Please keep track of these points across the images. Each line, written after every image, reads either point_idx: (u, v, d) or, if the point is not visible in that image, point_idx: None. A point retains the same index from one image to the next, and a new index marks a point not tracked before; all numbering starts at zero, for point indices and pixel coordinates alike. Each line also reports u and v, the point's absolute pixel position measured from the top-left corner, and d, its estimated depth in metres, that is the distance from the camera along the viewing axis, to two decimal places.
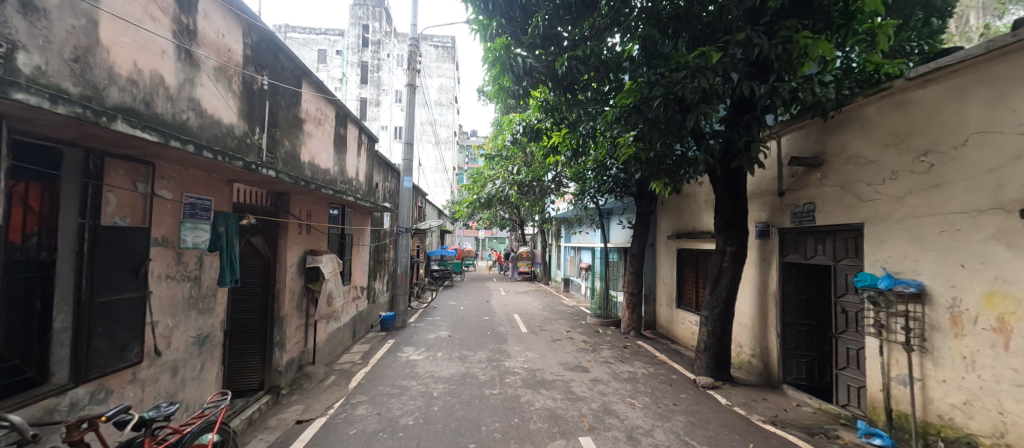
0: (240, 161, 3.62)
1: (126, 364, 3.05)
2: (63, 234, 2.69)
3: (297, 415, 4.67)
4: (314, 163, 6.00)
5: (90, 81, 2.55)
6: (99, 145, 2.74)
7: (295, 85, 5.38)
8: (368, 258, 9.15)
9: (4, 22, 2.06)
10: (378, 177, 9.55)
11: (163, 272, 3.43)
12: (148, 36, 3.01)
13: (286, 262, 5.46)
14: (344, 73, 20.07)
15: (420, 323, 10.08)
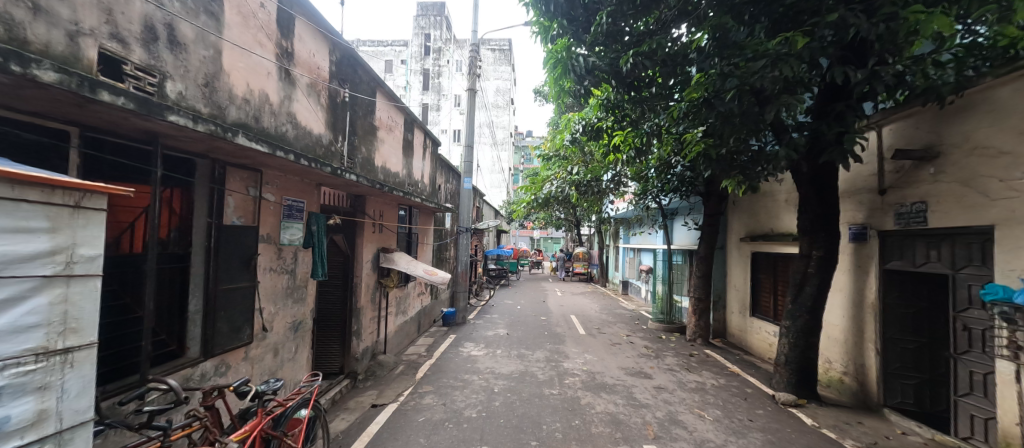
0: (329, 166, 4.05)
1: (240, 343, 3.56)
2: (196, 232, 3.21)
3: (372, 399, 5.10)
4: (386, 168, 6.48)
5: (215, 101, 3.02)
6: (221, 156, 3.22)
7: (371, 96, 5.85)
8: (431, 256, 9.64)
9: (156, 56, 2.53)
10: (440, 178, 10.02)
11: (268, 265, 3.95)
12: (257, 60, 3.48)
13: (362, 258, 5.95)
14: (408, 81, 21.28)
15: (480, 320, 10.39)
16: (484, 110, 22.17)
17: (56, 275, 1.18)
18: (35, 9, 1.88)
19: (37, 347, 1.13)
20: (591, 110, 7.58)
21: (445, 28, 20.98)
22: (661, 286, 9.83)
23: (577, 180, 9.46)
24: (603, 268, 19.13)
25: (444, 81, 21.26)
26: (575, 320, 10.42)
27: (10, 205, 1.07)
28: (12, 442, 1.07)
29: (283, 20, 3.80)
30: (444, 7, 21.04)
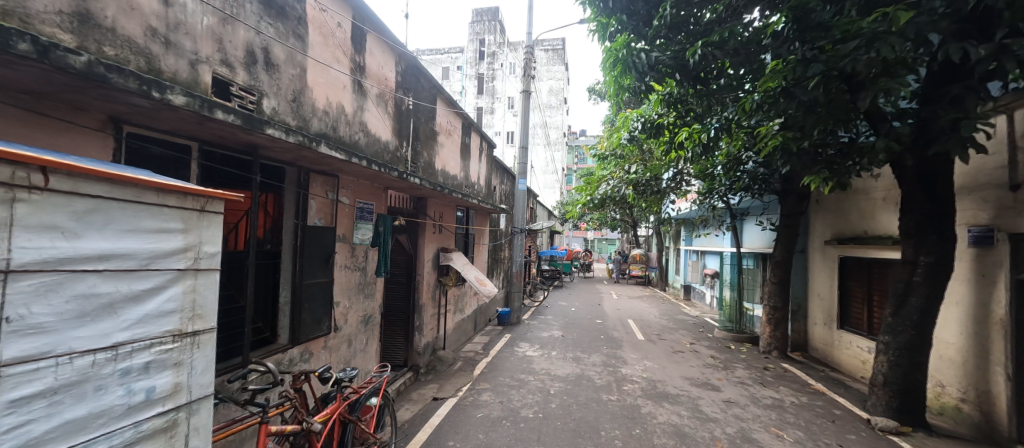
0: (396, 171, 4.32)
1: (320, 333, 3.91)
2: (286, 231, 3.58)
3: (433, 392, 5.33)
4: (446, 171, 6.74)
5: (301, 115, 3.35)
6: (306, 163, 3.56)
7: (431, 102, 6.12)
8: (486, 256, 9.84)
9: (255, 77, 2.86)
10: (495, 180, 10.19)
11: (343, 263, 4.29)
12: (335, 75, 3.80)
13: (423, 257, 6.24)
14: (463, 86, 21.89)
15: (534, 321, 10.40)
16: (538, 110, 22.17)
17: (188, 269, 1.38)
18: (166, 44, 2.23)
19: (172, 330, 1.33)
20: (651, 107, 7.22)
21: (499, 31, 21.30)
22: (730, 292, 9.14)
23: (636, 180, 8.83)
24: (662, 271, 18.23)
25: (498, 84, 21.58)
26: (633, 324, 10.05)
27: (156, 209, 1.28)
28: (156, 409, 1.28)
29: (356, 36, 4.11)
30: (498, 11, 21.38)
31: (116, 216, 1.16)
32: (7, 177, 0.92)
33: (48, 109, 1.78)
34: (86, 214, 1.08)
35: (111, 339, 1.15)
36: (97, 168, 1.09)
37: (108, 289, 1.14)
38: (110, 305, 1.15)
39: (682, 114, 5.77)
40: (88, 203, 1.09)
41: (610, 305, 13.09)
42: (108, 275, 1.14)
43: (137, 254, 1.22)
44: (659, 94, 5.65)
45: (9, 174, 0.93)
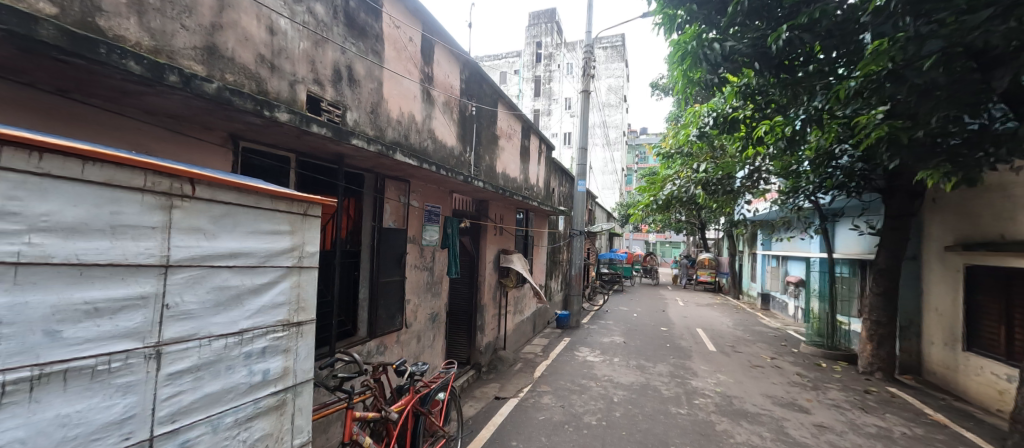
0: (461, 175, 4.48)
1: (393, 328, 4.17)
2: (364, 233, 3.87)
3: (495, 392, 5.42)
4: (506, 174, 6.84)
5: (378, 125, 3.61)
6: (381, 170, 3.82)
7: (493, 106, 6.26)
8: (545, 258, 9.81)
9: (341, 93, 3.14)
10: (554, 182, 10.14)
11: (413, 263, 4.55)
12: (407, 86, 4.04)
13: (485, 259, 6.37)
14: (520, 89, 22.07)
15: (594, 325, 10.13)
16: (598, 110, 21.65)
17: (294, 266, 1.56)
18: (272, 68, 2.54)
19: (282, 320, 1.50)
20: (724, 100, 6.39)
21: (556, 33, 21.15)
22: (818, 303, 8.16)
23: (705, 178, 7.11)
24: (734, 277, 16.68)
25: (554, 85, 21.41)
26: (703, 334, 9.37)
27: (270, 214, 1.46)
28: (271, 388, 1.45)
29: (425, 48, 4.34)
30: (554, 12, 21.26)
31: (243, 220, 1.34)
32: (166, 188, 1.11)
33: (186, 129, 2.10)
34: (221, 217, 1.27)
35: (238, 325, 1.33)
36: (229, 178, 1.28)
37: (235, 283, 1.32)
38: (237, 296, 1.33)
39: (760, 107, 5.16)
40: (222, 209, 1.28)
41: (676, 312, 12.33)
42: (236, 270, 1.32)
43: (257, 253, 1.40)
44: (733, 86, 5.21)
45: (167, 184, 1.12)
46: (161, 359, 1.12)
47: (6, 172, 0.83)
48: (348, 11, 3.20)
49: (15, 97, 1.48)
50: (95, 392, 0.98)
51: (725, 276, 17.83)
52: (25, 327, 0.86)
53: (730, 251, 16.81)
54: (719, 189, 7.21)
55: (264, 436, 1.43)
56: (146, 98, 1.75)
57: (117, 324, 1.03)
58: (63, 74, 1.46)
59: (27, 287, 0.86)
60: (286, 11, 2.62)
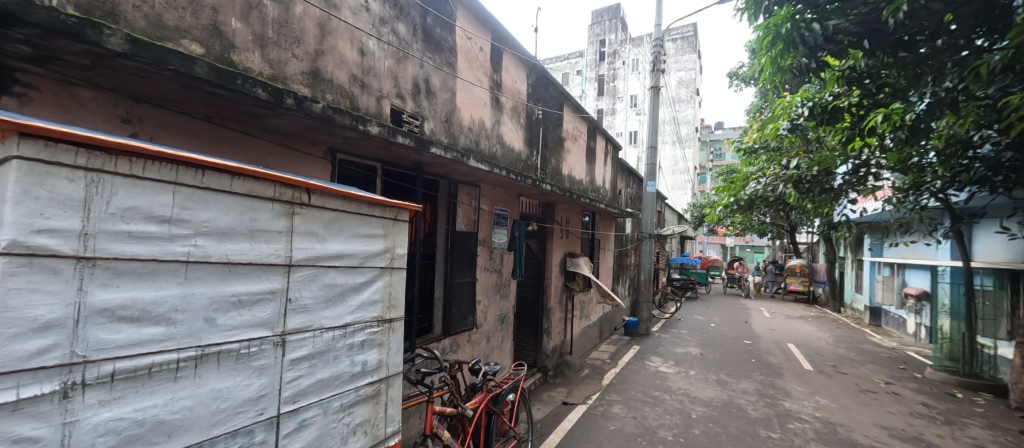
0: (529, 179, 4.50)
1: (465, 327, 4.31)
2: (439, 235, 4.07)
3: (563, 397, 5.36)
4: (572, 176, 6.75)
5: (452, 133, 3.78)
6: (454, 175, 3.99)
7: (559, 109, 6.23)
8: (611, 262, 9.49)
9: (419, 105, 3.35)
10: (621, 183, 9.79)
11: (483, 265, 4.68)
12: (478, 94, 4.17)
13: (550, 261, 6.34)
14: (583, 90, 21.69)
15: (666, 334, 9.53)
16: (669, 106, 20.46)
17: (386, 266, 1.69)
18: (363, 86, 2.79)
19: (377, 316, 1.64)
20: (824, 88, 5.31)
21: (621, 29, 20.45)
22: (953, 322, 6.88)
23: (797, 176, 5.77)
24: (833, 287, 14.59)
25: (619, 83, 20.66)
26: (795, 350, 8.34)
27: (368, 219, 1.59)
28: (368, 378, 1.59)
29: (494, 56, 4.46)
30: (619, 8, 20.61)
31: (346, 225, 1.49)
32: (289, 197, 1.27)
33: (297, 145, 2.39)
34: (330, 222, 1.43)
35: (343, 319, 1.48)
36: (337, 187, 1.43)
37: (340, 281, 1.47)
38: (342, 293, 1.48)
39: (869, 92, 4.48)
40: (331, 214, 1.43)
41: (760, 324, 11.15)
42: (341, 269, 1.48)
43: (358, 254, 1.55)
44: (833, 71, 4.43)
45: (289, 194, 1.28)
46: (286, 346, 1.28)
47: (181, 187, 1.01)
48: (426, 28, 3.40)
49: (177, 124, 1.80)
50: (239, 372, 1.15)
51: (822, 285, 15.68)
52: (193, 314, 1.04)
53: (827, 256, 14.82)
54: (815, 188, 5.79)
55: (362, 422, 1.56)
56: (268, 120, 2.02)
57: (255, 314, 1.20)
58: (208, 103, 1.75)
59: (194, 281, 1.04)
60: (373, 33, 2.87)
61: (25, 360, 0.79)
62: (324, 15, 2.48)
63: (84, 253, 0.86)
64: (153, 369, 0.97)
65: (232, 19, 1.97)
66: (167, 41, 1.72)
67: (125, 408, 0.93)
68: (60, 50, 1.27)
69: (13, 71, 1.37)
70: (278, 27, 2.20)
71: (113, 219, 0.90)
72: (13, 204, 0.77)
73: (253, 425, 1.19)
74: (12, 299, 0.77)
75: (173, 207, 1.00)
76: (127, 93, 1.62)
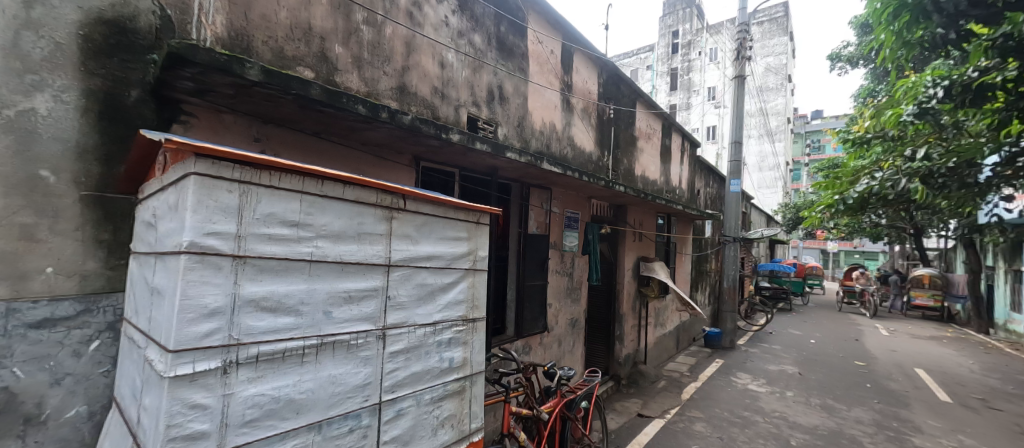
0: (602, 180, 4.37)
1: (537, 330, 4.31)
2: (511, 238, 4.12)
3: (638, 408, 5.11)
4: (645, 176, 6.43)
5: (523, 137, 3.82)
6: (526, 179, 4.02)
7: (631, 107, 5.98)
8: (690, 267, 8.85)
9: (493, 111, 3.46)
10: (700, 183, 9.09)
11: (555, 268, 4.65)
12: (549, 97, 4.18)
13: (625, 266, 6.08)
14: (654, 85, 20.59)
15: (754, 348, 8.60)
16: (755, 97, 18.58)
17: (470, 268, 1.76)
18: (443, 96, 2.95)
19: (462, 315, 1.72)
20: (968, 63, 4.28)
21: (697, 18, 19.09)
22: None
23: (925, 169, 4.61)
24: (978, 303, 12.04)
25: (695, 75, 19.27)
26: (924, 376, 7.03)
27: (454, 222, 1.68)
28: (454, 375, 1.67)
29: (565, 57, 4.43)
30: None
31: (434, 228, 1.58)
32: (387, 203, 1.39)
33: (387, 155, 2.61)
34: (422, 225, 1.53)
35: (433, 317, 1.58)
36: (428, 193, 1.53)
37: (430, 281, 1.57)
38: (432, 293, 1.57)
39: None
40: (422, 219, 1.53)
41: (875, 343, 9.56)
42: (431, 270, 1.57)
43: (445, 256, 1.64)
44: (977, 44, 3.48)
45: (388, 200, 1.39)
46: (386, 340, 1.40)
47: (307, 195, 1.16)
48: (499, 36, 3.50)
49: (294, 141, 2.07)
50: (349, 361, 1.28)
51: (961, 300, 12.98)
52: (314, 307, 1.18)
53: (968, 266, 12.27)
54: (952, 183, 4.62)
55: (449, 416, 1.64)
56: (366, 133, 2.23)
57: (361, 309, 1.32)
58: (318, 120, 1.98)
59: (315, 278, 1.18)
60: (452, 46, 3.03)
61: (199, 339, 0.96)
62: (409, 33, 2.67)
63: (238, 252, 1.02)
64: (286, 354, 1.12)
65: (336, 45, 2.22)
66: (287, 69, 1.98)
67: (266, 385, 1.08)
68: (213, 83, 1.53)
69: (181, 103, 1.68)
70: (372, 48, 2.42)
71: (258, 223, 1.06)
72: (192, 210, 0.95)
73: (360, 410, 1.31)
74: (190, 289, 0.95)
75: (300, 212, 1.15)
76: (258, 116, 1.89)
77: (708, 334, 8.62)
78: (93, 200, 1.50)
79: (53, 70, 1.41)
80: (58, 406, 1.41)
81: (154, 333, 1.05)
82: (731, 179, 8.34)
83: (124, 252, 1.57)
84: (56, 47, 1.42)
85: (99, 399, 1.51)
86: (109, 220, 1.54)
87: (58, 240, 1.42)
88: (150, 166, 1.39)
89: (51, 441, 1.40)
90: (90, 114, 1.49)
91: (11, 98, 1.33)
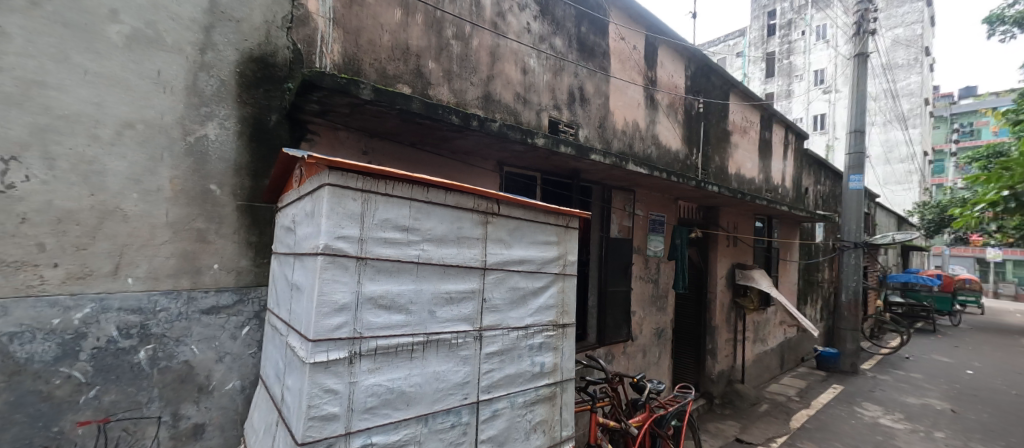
0: (693, 180, 4.04)
1: (620, 339, 4.13)
2: (592, 242, 4.02)
3: (736, 432, 4.62)
4: (740, 174, 5.83)
5: (605, 138, 3.71)
6: (608, 181, 3.89)
7: (724, 99, 5.46)
8: (797, 277, 7.79)
9: (575, 113, 3.41)
10: (808, 180, 7.96)
11: (638, 274, 4.42)
12: (632, 95, 4.00)
13: (718, 274, 5.56)
14: (747, 73, 18.53)
15: (885, 375, 7.24)
16: (881, 77, 15.74)
17: (559, 273, 1.75)
18: (525, 102, 3.00)
19: (552, 320, 1.71)
20: None
21: None
22: None
23: None
24: None
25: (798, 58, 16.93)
26: None
27: (544, 226, 1.68)
28: (545, 380, 1.67)
29: (648, 51, 4.21)
30: None
31: (525, 233, 1.60)
32: (483, 208, 1.44)
33: (475, 162, 2.73)
34: (514, 229, 1.56)
35: (525, 320, 1.60)
36: (520, 198, 1.55)
37: (523, 284, 1.60)
38: (524, 296, 1.60)
39: None
40: (514, 223, 1.56)
41: None
42: (523, 274, 1.60)
43: (536, 260, 1.65)
44: None
45: (484, 205, 1.44)
46: (482, 341, 1.44)
47: (414, 202, 1.25)
48: (580, 37, 3.45)
49: (396, 152, 2.27)
50: (451, 358, 1.35)
51: None
52: (421, 307, 1.27)
53: None
54: None
55: (541, 421, 1.65)
56: (459, 141, 2.35)
57: (461, 310, 1.39)
58: (417, 132, 2.14)
59: (423, 279, 1.27)
60: (534, 51, 3.06)
61: (331, 331, 1.08)
62: (494, 43, 2.76)
63: (361, 254, 1.14)
64: (398, 349, 1.22)
65: (429, 61, 2.38)
66: (390, 87, 2.17)
67: (383, 376, 1.19)
68: (334, 104, 1.74)
69: (307, 123, 1.94)
70: (461, 61, 2.56)
71: (376, 228, 1.17)
72: (326, 217, 1.08)
73: (460, 407, 1.37)
74: (325, 285, 1.08)
75: (409, 217, 1.24)
76: (367, 131, 2.11)
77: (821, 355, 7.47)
78: (245, 209, 1.79)
79: (219, 102, 1.73)
80: (221, 379, 1.71)
81: (295, 324, 1.22)
82: (849, 174, 7.16)
83: (266, 253, 1.86)
84: (221, 83, 1.74)
85: (248, 376, 1.79)
86: (256, 226, 1.82)
87: (221, 242, 1.73)
88: (287, 179, 1.63)
89: (216, 408, 1.70)
90: (242, 137, 1.79)
91: (191, 127, 1.66)
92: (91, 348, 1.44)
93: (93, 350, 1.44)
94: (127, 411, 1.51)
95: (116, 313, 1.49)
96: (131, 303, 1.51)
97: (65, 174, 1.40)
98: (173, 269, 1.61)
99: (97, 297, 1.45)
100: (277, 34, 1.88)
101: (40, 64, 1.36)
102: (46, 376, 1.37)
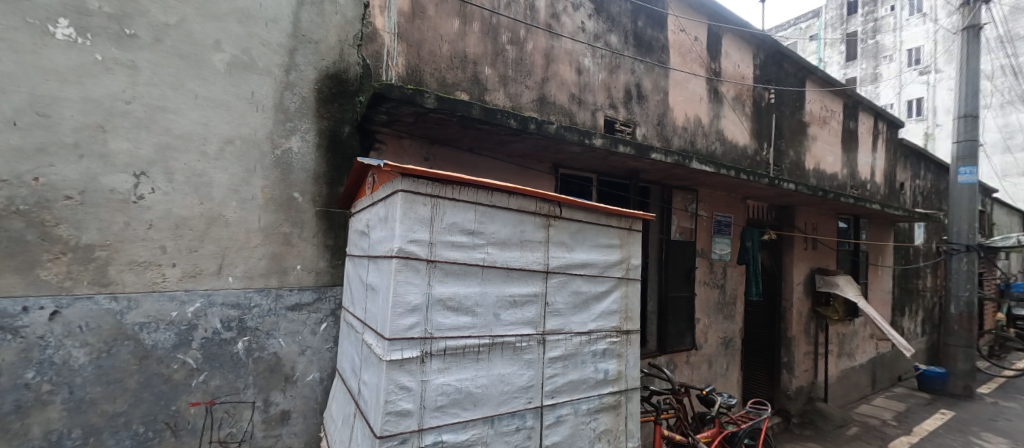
0: (765, 178, 3.72)
1: (683, 347, 3.91)
2: (651, 244, 3.86)
3: None
4: (820, 169, 5.28)
5: (665, 135, 3.54)
6: (668, 181, 3.71)
7: (799, 87, 4.98)
8: (892, 284, 6.88)
9: (632, 112, 3.30)
10: (904, 173, 7.01)
11: (703, 278, 4.16)
12: (693, 88, 3.79)
13: (795, 279, 5.07)
14: (824, 57, 16.76)
15: (1011, 402, 6.15)
16: (998, 52, 13.47)
17: (622, 277, 1.69)
18: (580, 102, 2.95)
19: (615, 326, 1.67)
20: None
21: None
22: None
23: None
24: None
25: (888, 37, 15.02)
26: None
27: (606, 229, 1.64)
28: (609, 388, 1.63)
29: (710, 42, 3.96)
30: None
31: (587, 235, 1.57)
32: (544, 211, 1.43)
33: (531, 164, 2.74)
34: (576, 232, 1.53)
35: (588, 325, 1.57)
36: (581, 200, 1.53)
37: (585, 289, 1.57)
38: (586, 301, 1.57)
39: None
40: (576, 226, 1.54)
41: None
42: (585, 278, 1.57)
43: (598, 263, 1.61)
44: None
45: (546, 208, 1.44)
46: (545, 345, 1.44)
47: (479, 206, 1.28)
48: (637, 32, 3.33)
49: (456, 158, 2.35)
50: (515, 361, 1.36)
51: None
52: (487, 309, 1.30)
53: None
54: None
55: (606, 430, 1.60)
56: (517, 145, 2.38)
57: (525, 313, 1.39)
58: (477, 137, 2.19)
59: (488, 281, 1.30)
60: (590, 51, 3.01)
61: (405, 330, 1.13)
62: (548, 45, 2.76)
63: (431, 257, 1.18)
64: (466, 350, 1.25)
65: (486, 67, 2.43)
66: (450, 94, 2.25)
67: (451, 376, 1.22)
68: (400, 113, 1.83)
69: (375, 133, 2.07)
70: (516, 66, 2.58)
71: (443, 232, 1.21)
72: (399, 222, 1.14)
73: (525, 410, 1.38)
74: (400, 287, 1.13)
75: (474, 222, 1.27)
76: (430, 138, 2.20)
77: (925, 374, 6.51)
78: (322, 214, 1.94)
79: (301, 117, 1.89)
80: (303, 370, 1.87)
81: (371, 322, 1.29)
82: (958, 166, 6.21)
83: (340, 255, 2.00)
84: (303, 100, 1.91)
85: (325, 368, 1.93)
86: (331, 230, 1.97)
87: (303, 245, 1.89)
88: (359, 186, 1.74)
89: (299, 396, 1.86)
90: (320, 148, 1.95)
91: (278, 140, 1.83)
92: (201, 338, 1.64)
93: (202, 340, 1.65)
94: (229, 395, 1.69)
95: (219, 307, 1.68)
96: (231, 299, 1.70)
97: (181, 186, 1.61)
98: (263, 269, 1.78)
99: (205, 293, 1.65)
100: (349, 52, 2.02)
101: (162, 92, 1.58)
102: (167, 361, 1.58)
